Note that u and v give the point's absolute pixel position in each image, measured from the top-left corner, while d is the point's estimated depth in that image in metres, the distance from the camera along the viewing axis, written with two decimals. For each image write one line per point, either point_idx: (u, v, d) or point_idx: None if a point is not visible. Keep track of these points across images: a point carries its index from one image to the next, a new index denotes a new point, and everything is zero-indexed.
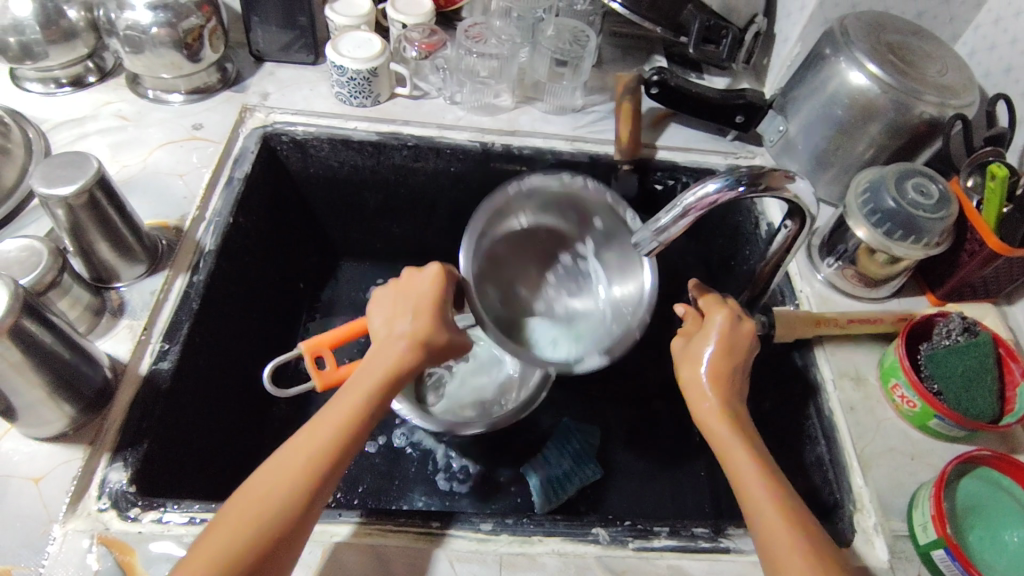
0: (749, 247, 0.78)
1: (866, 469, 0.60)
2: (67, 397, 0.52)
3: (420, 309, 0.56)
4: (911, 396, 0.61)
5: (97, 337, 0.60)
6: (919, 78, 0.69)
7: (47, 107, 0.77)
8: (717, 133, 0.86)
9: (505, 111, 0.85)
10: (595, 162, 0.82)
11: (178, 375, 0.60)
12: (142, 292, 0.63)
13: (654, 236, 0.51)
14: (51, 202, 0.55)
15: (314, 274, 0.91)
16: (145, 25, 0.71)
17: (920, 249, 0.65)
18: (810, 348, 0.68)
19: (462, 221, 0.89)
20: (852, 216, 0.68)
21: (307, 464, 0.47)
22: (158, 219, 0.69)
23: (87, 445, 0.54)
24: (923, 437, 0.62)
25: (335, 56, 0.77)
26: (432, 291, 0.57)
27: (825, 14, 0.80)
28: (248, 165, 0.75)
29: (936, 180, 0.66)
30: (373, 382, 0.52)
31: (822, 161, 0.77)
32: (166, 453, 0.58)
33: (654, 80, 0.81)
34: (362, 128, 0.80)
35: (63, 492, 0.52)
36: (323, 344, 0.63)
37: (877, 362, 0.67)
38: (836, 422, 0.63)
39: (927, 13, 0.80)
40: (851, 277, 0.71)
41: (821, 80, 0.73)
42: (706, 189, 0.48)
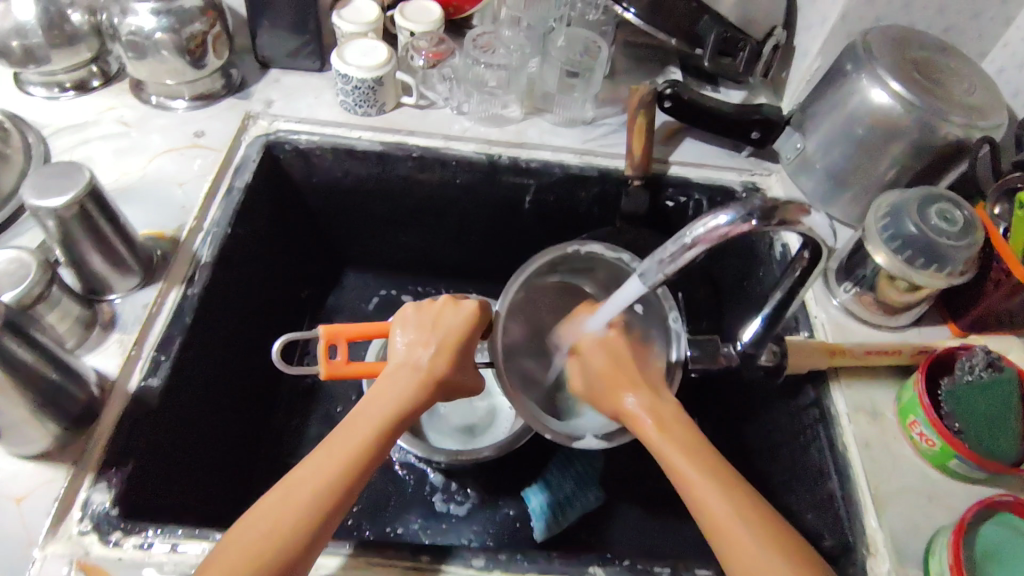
0: (763, 269, 0.75)
1: (880, 511, 0.58)
2: (51, 415, 0.51)
3: (448, 347, 0.57)
4: (930, 435, 0.59)
5: (86, 352, 0.58)
6: (945, 97, 0.66)
7: (50, 111, 0.76)
8: (732, 148, 0.83)
9: (514, 122, 0.82)
10: (605, 177, 0.80)
11: (168, 392, 0.59)
12: (134, 305, 0.62)
13: (659, 267, 0.50)
14: (41, 213, 0.54)
15: (317, 284, 0.90)
16: (148, 31, 0.70)
17: (940, 278, 0.62)
18: (824, 380, 0.65)
19: (468, 234, 0.87)
20: (871, 240, 0.65)
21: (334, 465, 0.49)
22: (154, 229, 0.67)
23: (70, 465, 0.53)
24: (942, 477, 0.59)
25: (341, 64, 0.75)
26: (459, 328, 0.58)
27: (848, 27, 0.76)
28: (249, 175, 0.74)
29: (960, 207, 0.63)
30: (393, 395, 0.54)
31: (842, 181, 0.74)
32: (154, 472, 0.57)
33: (667, 93, 0.78)
34: (366, 138, 0.79)
35: (45, 513, 0.50)
36: (341, 333, 0.59)
37: (895, 397, 0.64)
38: (850, 459, 0.61)
39: (955, 28, 0.76)
40: (868, 303, 0.69)
41: (842, 97, 0.70)
42: (717, 220, 0.46)
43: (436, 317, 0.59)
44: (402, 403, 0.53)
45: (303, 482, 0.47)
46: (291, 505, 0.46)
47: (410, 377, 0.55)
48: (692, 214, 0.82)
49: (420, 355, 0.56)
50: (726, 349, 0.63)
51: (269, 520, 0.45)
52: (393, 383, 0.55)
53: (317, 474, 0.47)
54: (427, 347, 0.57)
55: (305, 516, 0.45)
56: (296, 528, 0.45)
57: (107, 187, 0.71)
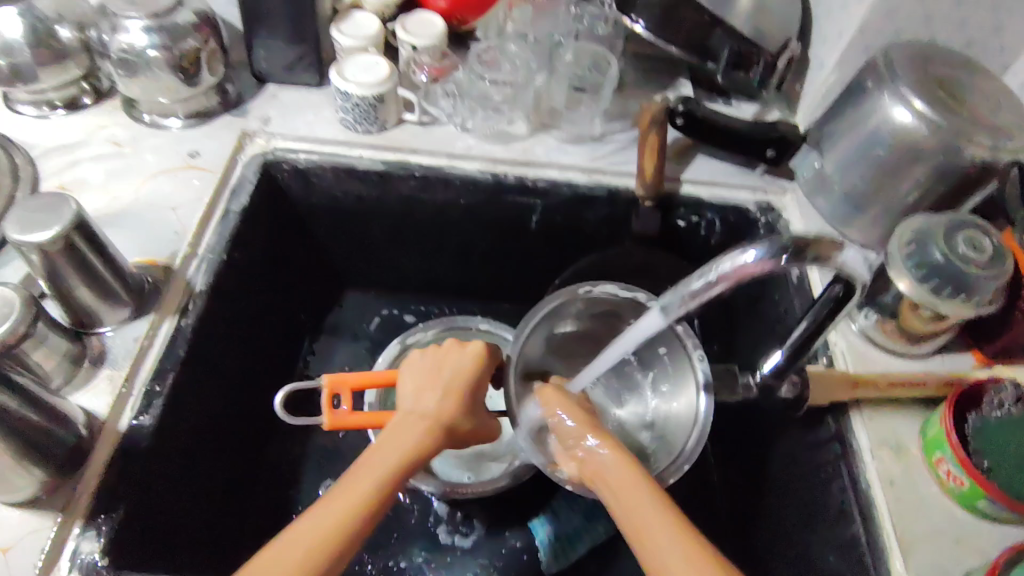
0: (778, 293, 0.73)
1: (906, 554, 0.55)
2: (37, 461, 0.48)
3: (456, 389, 0.56)
4: (958, 474, 0.56)
5: (74, 389, 0.56)
6: (971, 118, 0.63)
7: (39, 130, 0.74)
8: (746, 165, 0.80)
9: (520, 140, 0.79)
10: (614, 197, 0.77)
11: (161, 430, 0.56)
12: (125, 338, 0.59)
13: (684, 301, 0.47)
14: (26, 248, 0.52)
15: (316, 305, 0.87)
16: (140, 48, 0.67)
17: (967, 307, 0.59)
18: (845, 412, 0.63)
19: (472, 253, 0.84)
20: (894, 264, 0.61)
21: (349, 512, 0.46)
22: (146, 257, 0.65)
23: (58, 512, 0.50)
24: (970, 518, 0.57)
25: (340, 81, 0.73)
26: (466, 376, 0.57)
27: (867, 41, 0.74)
28: (246, 197, 0.71)
29: (988, 234, 0.61)
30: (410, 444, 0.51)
31: (861, 203, 0.71)
32: (145, 516, 0.54)
33: (679, 111, 0.75)
34: (367, 157, 0.76)
35: (31, 565, 0.48)
36: (343, 383, 0.60)
37: (919, 431, 0.61)
38: (873, 497, 0.58)
39: (978, 43, 0.73)
40: (890, 331, 0.66)
41: (862, 115, 0.67)
42: (745, 256, 0.44)
43: (442, 364, 0.58)
44: (416, 443, 0.51)
45: (311, 522, 0.44)
46: (295, 548, 0.43)
47: (421, 417, 0.53)
48: (703, 234, 0.79)
49: (426, 399, 0.55)
50: (745, 380, 0.62)
51: (274, 565, 0.42)
52: (404, 424, 0.53)
53: (325, 513, 0.45)
54: (436, 389, 0.55)
55: (311, 559, 0.43)
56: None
57: (97, 211, 0.68)
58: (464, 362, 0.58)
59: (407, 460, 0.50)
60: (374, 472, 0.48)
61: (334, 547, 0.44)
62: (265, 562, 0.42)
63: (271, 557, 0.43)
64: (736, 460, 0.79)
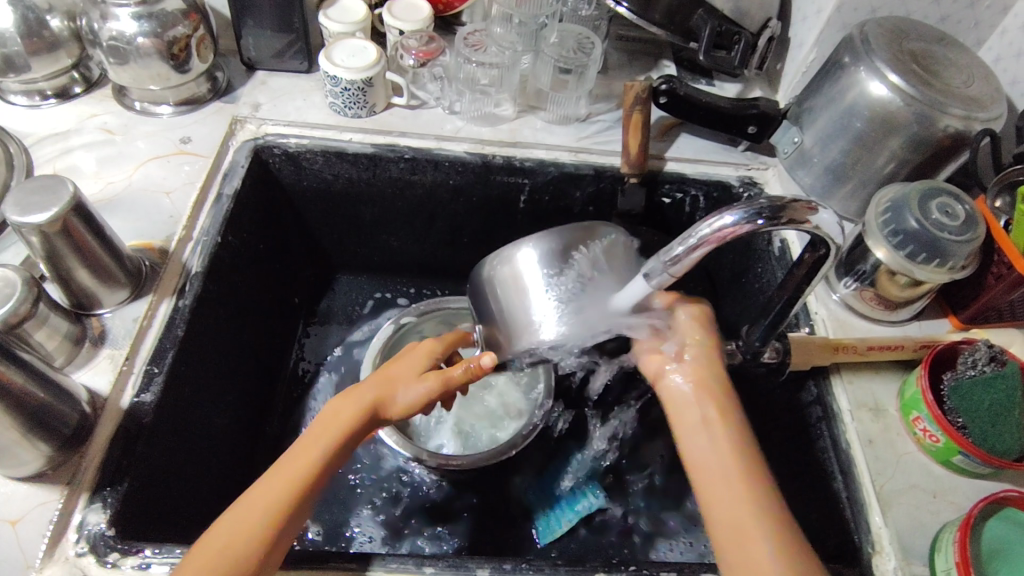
0: (761, 265, 0.74)
1: (886, 508, 0.57)
2: (42, 436, 0.49)
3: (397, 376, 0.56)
4: (933, 431, 0.58)
5: (76, 368, 0.57)
6: (944, 89, 0.65)
7: (32, 120, 0.74)
8: (728, 143, 0.82)
9: (506, 122, 0.81)
10: (601, 175, 0.79)
11: (161, 408, 0.58)
12: (124, 319, 0.60)
13: (665, 266, 0.48)
14: (25, 229, 0.53)
15: (310, 288, 0.89)
16: (130, 35, 0.68)
17: (943, 272, 0.61)
18: (826, 374, 0.65)
19: (462, 235, 0.86)
20: (871, 235, 0.65)
21: (303, 472, 0.49)
22: (142, 240, 0.66)
23: (64, 485, 0.51)
24: (947, 473, 0.59)
25: (329, 66, 0.74)
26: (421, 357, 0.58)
27: (844, 19, 0.76)
28: (238, 181, 0.72)
29: (962, 200, 0.63)
30: (348, 418, 0.52)
31: (840, 174, 0.73)
32: (148, 490, 0.55)
33: (662, 89, 0.77)
34: (357, 140, 0.77)
35: (41, 536, 0.49)
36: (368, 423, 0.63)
37: (897, 392, 0.64)
38: (854, 456, 0.60)
39: (951, 18, 0.75)
40: (868, 299, 0.68)
41: (839, 90, 0.69)
42: (723, 220, 0.45)
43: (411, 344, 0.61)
44: (338, 431, 0.51)
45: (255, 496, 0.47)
46: (252, 514, 0.46)
47: (341, 414, 0.52)
48: (688, 209, 0.81)
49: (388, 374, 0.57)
50: (730, 347, 0.62)
51: (230, 530, 0.45)
52: (336, 410, 0.53)
53: (269, 484, 0.48)
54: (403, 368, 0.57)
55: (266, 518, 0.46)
56: (258, 520, 0.46)
57: (92, 197, 0.69)
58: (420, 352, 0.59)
59: (337, 445, 0.51)
60: (313, 448, 0.50)
61: (270, 519, 0.46)
62: (228, 519, 0.46)
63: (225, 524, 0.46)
64: None
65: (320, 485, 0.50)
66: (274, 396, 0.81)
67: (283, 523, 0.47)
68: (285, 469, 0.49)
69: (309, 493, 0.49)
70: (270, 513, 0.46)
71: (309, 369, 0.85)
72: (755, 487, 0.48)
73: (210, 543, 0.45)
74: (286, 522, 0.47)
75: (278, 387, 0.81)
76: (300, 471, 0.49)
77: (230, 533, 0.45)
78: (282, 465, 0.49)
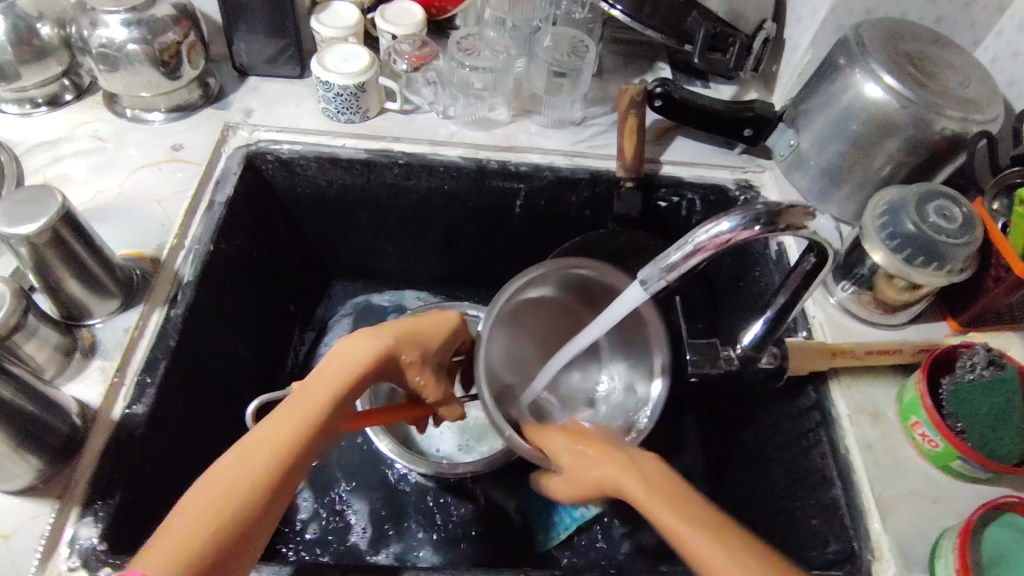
0: (758, 269, 0.74)
1: (885, 514, 0.57)
2: (33, 450, 0.49)
3: (414, 337, 0.55)
4: (932, 436, 0.58)
5: (67, 380, 0.56)
6: (940, 91, 0.65)
7: (22, 128, 0.74)
8: (725, 146, 0.82)
9: (501, 126, 0.80)
10: (596, 179, 0.78)
11: (153, 419, 0.57)
12: (115, 329, 0.60)
13: (663, 273, 0.48)
14: (13, 240, 0.52)
15: (305, 295, 0.88)
16: (120, 42, 0.67)
17: (942, 275, 0.61)
18: (824, 379, 0.64)
19: (458, 240, 0.86)
20: (868, 238, 0.64)
21: (314, 411, 0.47)
22: (133, 249, 0.65)
23: (56, 498, 0.51)
24: (947, 479, 0.59)
25: (322, 71, 0.73)
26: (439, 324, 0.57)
27: (839, 20, 0.75)
28: (231, 189, 0.72)
29: (960, 203, 0.62)
30: (362, 362, 0.51)
31: (836, 177, 0.72)
32: (140, 502, 0.55)
33: (656, 92, 0.76)
34: (350, 146, 0.76)
35: (32, 551, 0.49)
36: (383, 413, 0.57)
37: (896, 397, 0.63)
38: (852, 462, 0.60)
39: (947, 18, 0.75)
40: (866, 302, 0.67)
41: (835, 92, 0.68)
42: (720, 227, 0.45)
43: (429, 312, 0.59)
44: (355, 373, 0.50)
45: (266, 433, 0.45)
46: (263, 450, 0.44)
47: (358, 351, 0.51)
48: (685, 213, 0.81)
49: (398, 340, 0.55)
50: (726, 352, 0.62)
51: (239, 468, 0.43)
52: (348, 350, 0.51)
53: (279, 419, 0.46)
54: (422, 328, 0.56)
55: (277, 451, 0.44)
56: (271, 457, 0.44)
57: (82, 206, 0.68)
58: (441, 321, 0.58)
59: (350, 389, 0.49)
60: (325, 384, 0.49)
61: (282, 456, 0.44)
62: (236, 457, 0.44)
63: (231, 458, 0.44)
64: (719, 435, 0.80)
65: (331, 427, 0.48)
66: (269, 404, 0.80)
67: (294, 460, 0.45)
68: (298, 405, 0.47)
69: (321, 432, 0.47)
70: (286, 449, 0.45)
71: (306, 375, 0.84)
72: (684, 500, 0.48)
73: (217, 480, 0.42)
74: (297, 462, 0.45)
75: (273, 395, 0.81)
76: (312, 411, 0.47)
77: (241, 472, 0.43)
78: (293, 401, 0.47)
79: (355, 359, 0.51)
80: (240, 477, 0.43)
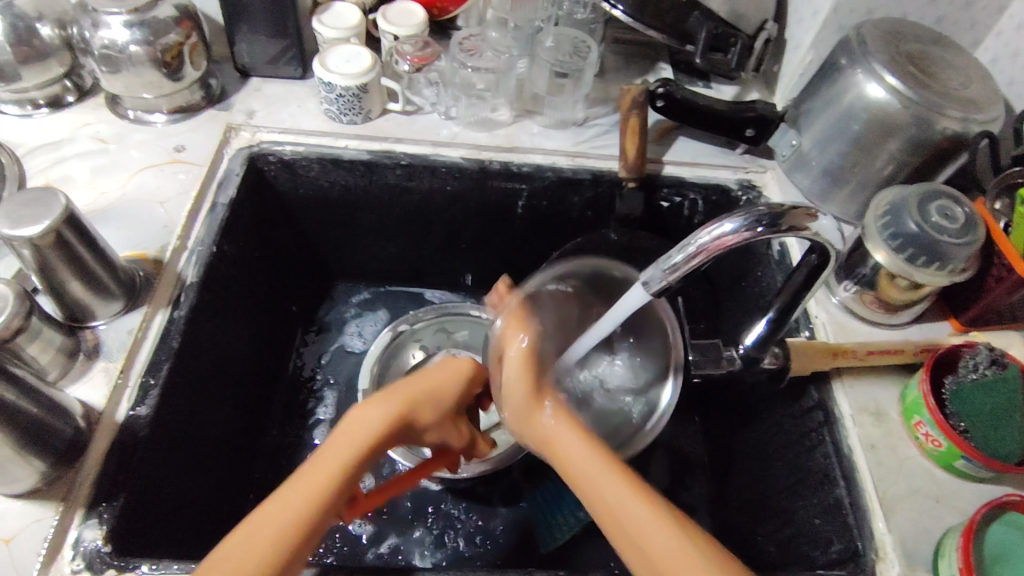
0: (761, 269, 0.74)
1: (889, 514, 0.57)
2: (37, 452, 0.49)
3: (429, 397, 0.50)
4: (935, 435, 0.58)
5: (69, 382, 0.56)
6: (942, 91, 0.65)
7: (24, 129, 0.74)
8: (726, 146, 0.82)
9: (503, 126, 0.80)
10: (598, 179, 0.78)
11: (157, 421, 0.57)
12: (118, 331, 0.60)
13: (664, 275, 0.48)
14: (16, 242, 0.52)
15: (308, 296, 0.88)
16: (122, 44, 0.67)
17: (943, 275, 0.61)
18: (827, 380, 0.65)
19: (459, 240, 0.85)
20: (871, 239, 0.64)
21: (325, 485, 0.44)
22: (136, 251, 0.65)
23: (59, 501, 0.51)
24: (950, 478, 0.59)
25: (324, 72, 0.73)
26: (453, 377, 0.52)
27: (840, 21, 0.75)
28: (233, 190, 0.72)
29: (961, 203, 0.62)
30: (373, 430, 0.46)
31: (837, 178, 0.72)
32: (145, 505, 0.55)
33: (659, 93, 0.76)
34: (353, 147, 0.76)
35: (35, 554, 0.48)
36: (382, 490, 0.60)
37: (899, 396, 0.63)
38: (855, 462, 0.60)
39: (947, 18, 0.75)
40: (869, 302, 0.67)
41: (837, 92, 0.69)
42: (723, 228, 0.45)
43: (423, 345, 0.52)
44: (368, 443, 0.46)
45: (269, 510, 0.43)
46: (263, 529, 0.42)
47: (373, 419, 0.47)
48: (687, 212, 0.81)
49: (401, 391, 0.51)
50: (727, 354, 0.62)
51: (240, 553, 0.41)
52: (361, 416, 0.47)
53: (287, 496, 0.43)
54: (440, 377, 0.51)
55: (288, 529, 0.42)
56: (273, 543, 0.41)
57: (84, 207, 0.68)
58: (459, 369, 0.52)
59: (362, 459, 0.46)
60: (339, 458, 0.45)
61: (288, 536, 0.42)
62: (236, 537, 0.42)
63: (236, 545, 0.41)
64: (721, 434, 0.81)
65: (345, 498, 0.45)
66: (273, 407, 0.80)
67: (303, 537, 0.42)
68: (308, 478, 0.44)
69: (333, 505, 0.44)
70: (293, 529, 0.42)
71: (308, 376, 0.84)
72: (601, 456, 0.46)
73: (221, 560, 0.41)
74: (306, 540, 0.43)
75: (275, 397, 0.81)
76: (321, 486, 0.44)
77: (241, 556, 0.41)
78: (303, 472, 0.44)
79: (367, 428, 0.47)
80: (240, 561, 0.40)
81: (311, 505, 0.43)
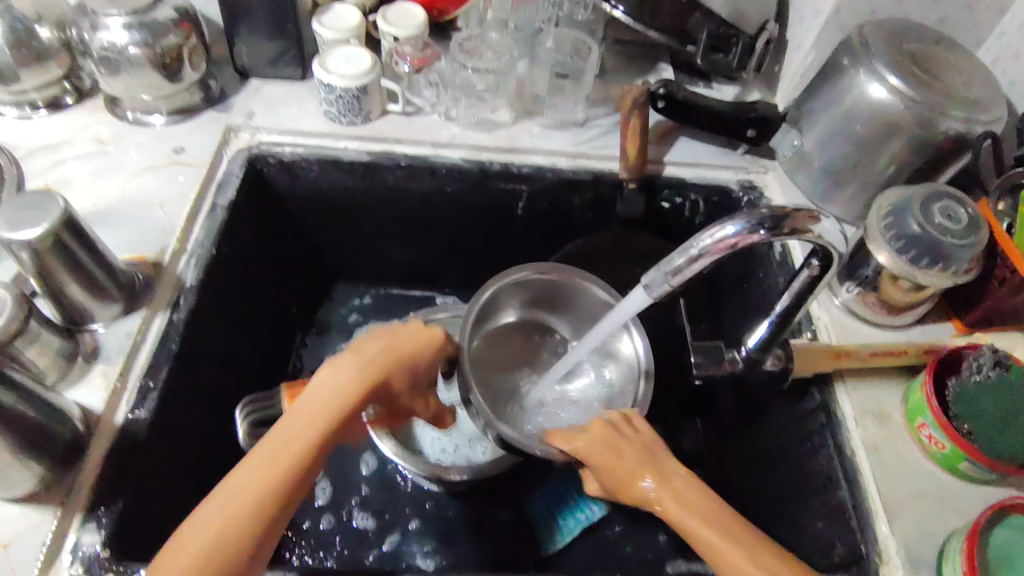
0: (763, 270, 0.74)
1: (892, 517, 0.56)
2: (35, 456, 0.48)
3: (399, 359, 0.53)
4: (939, 438, 0.57)
5: (68, 385, 0.56)
6: (945, 91, 0.64)
7: (23, 131, 0.73)
8: (727, 146, 0.81)
9: (504, 127, 0.80)
10: (599, 180, 0.78)
11: (156, 424, 0.57)
12: (117, 334, 0.59)
13: (666, 277, 0.48)
14: (15, 245, 0.52)
15: (307, 297, 0.88)
16: (121, 46, 0.67)
17: (947, 277, 0.61)
18: (829, 382, 0.64)
19: (460, 241, 0.85)
20: (873, 239, 0.64)
21: (299, 446, 0.45)
22: (135, 253, 0.65)
23: (57, 505, 0.50)
24: (953, 481, 0.58)
25: (324, 73, 0.73)
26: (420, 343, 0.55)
27: (842, 21, 0.75)
28: (233, 192, 0.71)
29: (965, 204, 0.62)
30: (345, 389, 0.49)
31: (839, 178, 0.72)
32: (144, 509, 0.55)
33: (660, 93, 0.76)
34: (353, 148, 0.76)
35: (34, 558, 0.48)
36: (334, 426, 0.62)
37: (902, 398, 0.63)
38: (858, 464, 0.59)
39: (949, 18, 0.75)
40: (871, 303, 0.67)
41: (839, 93, 0.68)
42: (724, 231, 0.45)
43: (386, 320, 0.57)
44: (338, 402, 0.48)
45: (249, 472, 0.44)
46: (245, 490, 0.43)
47: (341, 387, 0.49)
48: (689, 215, 0.80)
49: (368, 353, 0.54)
50: (731, 354, 0.62)
51: (223, 509, 0.42)
52: (331, 375, 0.49)
53: (263, 455, 0.44)
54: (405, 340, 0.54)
55: (269, 488, 0.43)
56: (254, 499, 0.43)
57: (83, 210, 0.68)
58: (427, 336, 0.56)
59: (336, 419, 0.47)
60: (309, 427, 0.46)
61: (265, 493, 0.43)
62: (217, 499, 0.43)
63: (211, 507, 0.43)
64: (722, 435, 0.80)
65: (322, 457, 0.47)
66: None
67: (283, 495, 0.44)
68: (286, 436, 0.46)
69: (311, 465, 0.46)
70: (273, 489, 0.43)
71: (307, 379, 0.84)
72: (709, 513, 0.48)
73: (208, 521, 0.42)
74: (286, 499, 0.44)
75: None
76: (297, 445, 0.45)
77: (223, 512, 0.42)
78: (278, 432, 0.46)
79: (337, 387, 0.48)
80: (220, 520, 0.42)
81: (291, 464, 0.45)
